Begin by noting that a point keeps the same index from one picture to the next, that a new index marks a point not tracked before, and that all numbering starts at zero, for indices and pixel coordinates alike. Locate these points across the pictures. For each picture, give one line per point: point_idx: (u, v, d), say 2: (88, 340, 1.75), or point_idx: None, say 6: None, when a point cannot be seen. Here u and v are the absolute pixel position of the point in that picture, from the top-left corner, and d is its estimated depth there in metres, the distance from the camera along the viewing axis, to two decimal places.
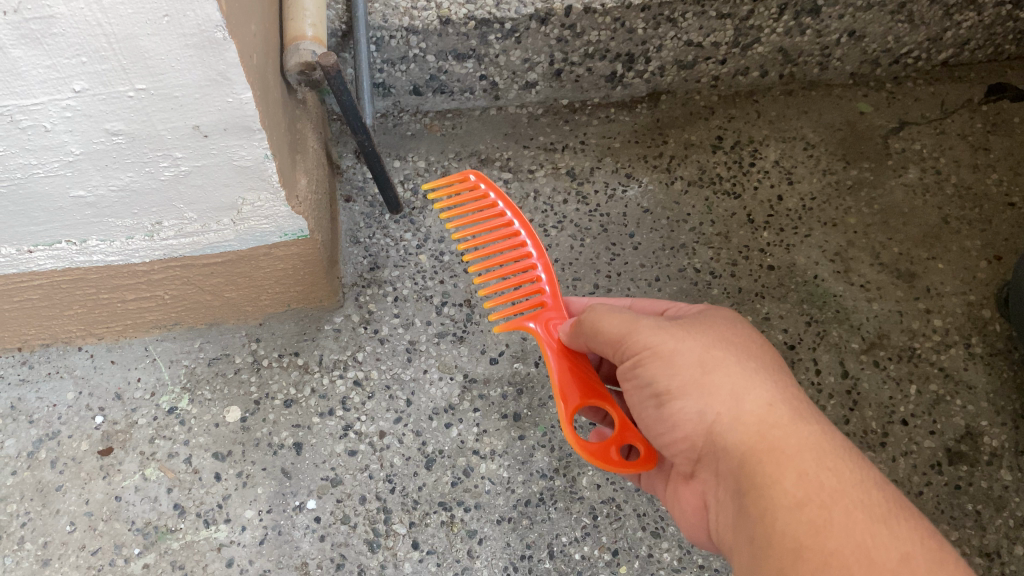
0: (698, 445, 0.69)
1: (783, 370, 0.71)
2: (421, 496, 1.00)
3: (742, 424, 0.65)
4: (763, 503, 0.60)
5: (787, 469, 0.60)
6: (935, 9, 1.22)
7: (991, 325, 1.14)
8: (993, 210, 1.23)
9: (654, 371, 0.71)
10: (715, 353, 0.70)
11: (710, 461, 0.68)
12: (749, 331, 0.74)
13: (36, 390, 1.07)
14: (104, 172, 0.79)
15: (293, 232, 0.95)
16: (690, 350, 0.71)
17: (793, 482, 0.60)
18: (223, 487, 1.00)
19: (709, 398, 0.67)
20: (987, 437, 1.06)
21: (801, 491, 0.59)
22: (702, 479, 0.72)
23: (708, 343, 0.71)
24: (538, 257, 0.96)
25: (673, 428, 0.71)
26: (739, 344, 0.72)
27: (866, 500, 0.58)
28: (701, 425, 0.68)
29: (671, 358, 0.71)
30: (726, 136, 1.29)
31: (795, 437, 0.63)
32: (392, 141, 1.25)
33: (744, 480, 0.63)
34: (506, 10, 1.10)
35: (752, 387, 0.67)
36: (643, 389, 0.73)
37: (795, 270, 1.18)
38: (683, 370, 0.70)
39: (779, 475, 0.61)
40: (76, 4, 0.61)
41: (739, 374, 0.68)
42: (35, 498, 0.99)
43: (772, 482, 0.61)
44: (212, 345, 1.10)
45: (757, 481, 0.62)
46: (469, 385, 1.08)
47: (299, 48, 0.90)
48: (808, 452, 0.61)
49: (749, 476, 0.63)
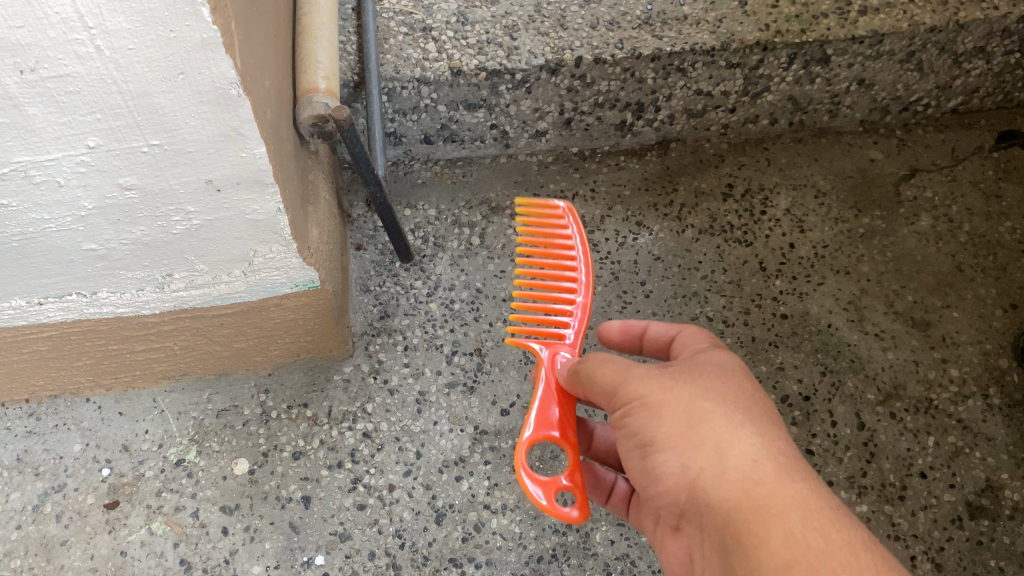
0: (683, 499, 0.67)
1: (773, 420, 0.68)
2: (431, 552, 0.99)
3: (726, 481, 0.63)
4: (748, 564, 0.58)
5: (772, 529, 0.58)
6: (944, 59, 1.22)
7: (1009, 374, 1.12)
8: (1008, 257, 1.22)
9: (641, 422, 0.69)
10: (703, 405, 0.67)
11: (694, 516, 0.66)
12: (739, 376, 0.71)
13: (43, 442, 1.06)
14: (116, 227, 0.79)
15: (304, 283, 0.95)
16: (677, 401, 0.68)
17: (779, 542, 0.57)
18: (230, 542, 0.99)
19: (694, 452, 0.65)
20: (1008, 491, 1.04)
21: (786, 552, 0.57)
22: (688, 533, 0.70)
23: (695, 393, 0.68)
24: (581, 298, 0.93)
25: (657, 481, 0.68)
26: (729, 393, 0.69)
27: (853, 562, 0.55)
28: (685, 479, 0.66)
29: (658, 409, 0.68)
30: (736, 184, 1.28)
31: (782, 495, 0.60)
32: (404, 189, 1.26)
33: (729, 538, 0.61)
34: (517, 61, 1.11)
35: (738, 441, 0.65)
36: (630, 439, 0.71)
37: (809, 319, 1.17)
38: (669, 422, 0.67)
39: (764, 535, 0.58)
40: (92, 64, 0.61)
41: (726, 428, 0.65)
42: (40, 554, 0.98)
43: (757, 542, 0.58)
44: (220, 396, 1.09)
45: (741, 542, 0.59)
46: (480, 437, 1.06)
47: (312, 100, 0.91)
48: (794, 511, 0.59)
49: (734, 536, 0.60)
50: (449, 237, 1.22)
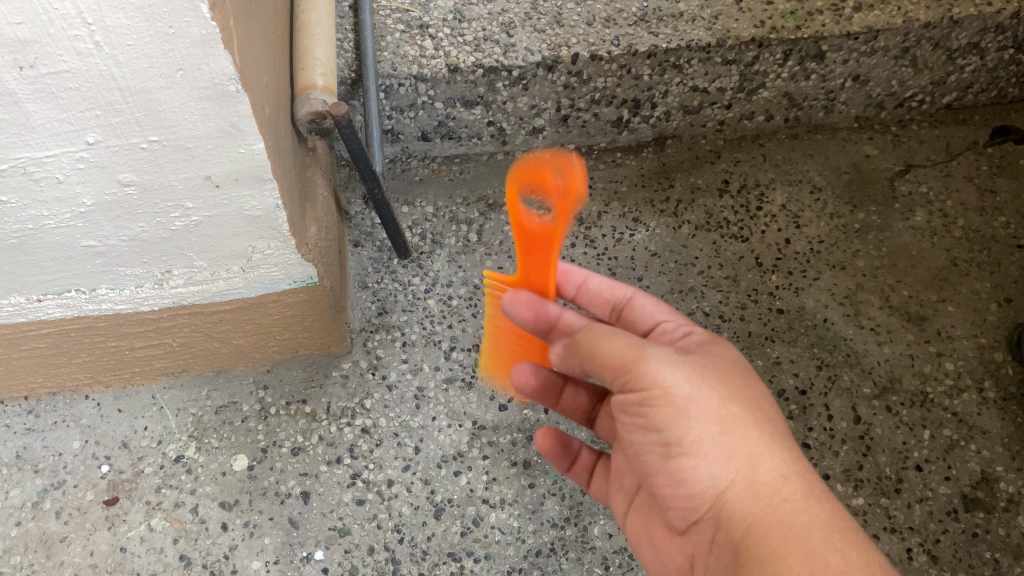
0: (695, 500, 0.68)
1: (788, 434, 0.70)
2: (430, 546, 0.99)
3: (749, 493, 0.64)
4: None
5: (794, 546, 0.60)
6: (938, 55, 1.23)
7: (1004, 368, 1.13)
8: (1002, 252, 1.23)
9: (663, 417, 0.67)
10: (730, 411, 0.67)
11: (705, 519, 0.67)
12: (756, 382, 0.72)
13: (42, 439, 1.06)
14: (116, 223, 0.79)
15: (303, 279, 0.95)
16: (705, 403, 0.67)
17: (801, 560, 0.59)
18: (229, 538, 0.99)
19: (719, 459, 0.66)
20: (1003, 483, 1.05)
21: (810, 570, 0.59)
22: (687, 528, 0.71)
23: (722, 396, 0.68)
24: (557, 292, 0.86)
25: (672, 478, 0.68)
26: (751, 401, 0.69)
27: None
28: (705, 483, 0.66)
29: (683, 407, 0.66)
30: (732, 180, 1.29)
31: (805, 515, 0.62)
32: (401, 186, 1.26)
33: (747, 549, 0.63)
34: (514, 58, 1.12)
35: (760, 455, 0.66)
36: (648, 433, 0.69)
37: (805, 314, 1.17)
38: (695, 424, 0.66)
39: (787, 552, 0.60)
40: (92, 60, 0.62)
41: (751, 438, 0.66)
42: (39, 550, 0.98)
43: (778, 557, 0.60)
44: (219, 393, 1.09)
45: (762, 555, 0.61)
46: (478, 432, 1.07)
47: (310, 97, 0.91)
48: (817, 532, 0.61)
49: (754, 548, 0.62)
50: (446, 233, 1.22)
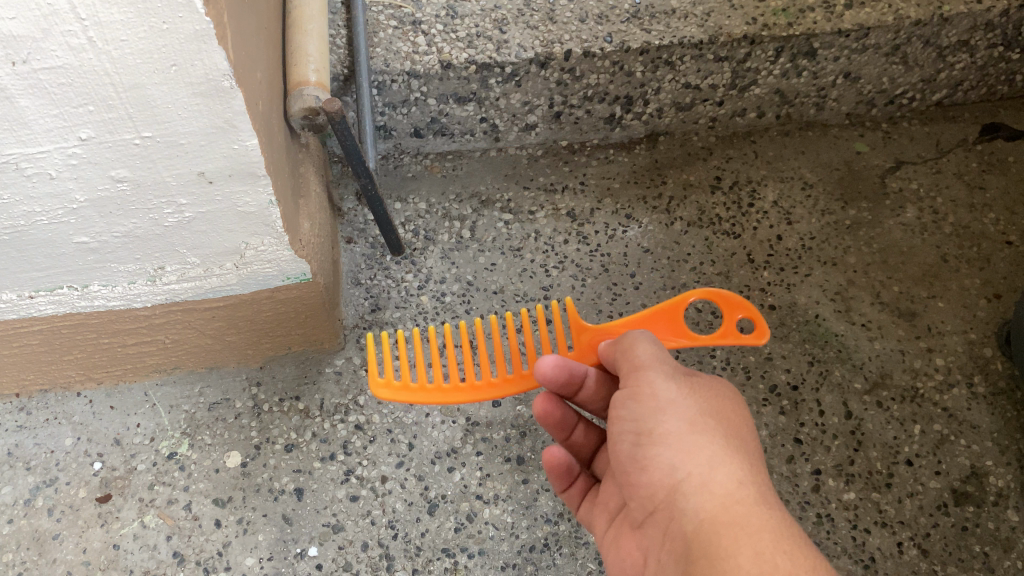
0: (657, 497, 0.69)
1: (760, 457, 0.72)
2: (424, 542, 0.99)
3: (709, 493, 0.65)
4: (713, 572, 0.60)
5: (743, 545, 0.60)
6: (929, 52, 1.24)
7: (993, 364, 1.14)
8: (991, 248, 1.23)
9: (644, 411, 0.71)
10: (707, 419, 0.71)
11: (664, 515, 0.69)
12: (741, 409, 0.75)
13: (33, 436, 1.06)
14: (108, 219, 0.79)
15: (296, 275, 0.95)
16: (685, 407, 0.71)
17: (749, 559, 0.59)
18: (223, 534, 0.99)
19: (686, 456, 0.68)
20: (992, 477, 1.05)
21: (755, 569, 0.59)
22: (648, 532, 0.73)
23: (703, 407, 0.72)
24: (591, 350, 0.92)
25: (640, 472, 0.71)
26: (730, 420, 0.73)
27: None
28: (669, 478, 0.68)
29: (664, 405, 0.71)
30: (724, 176, 1.29)
31: (759, 518, 0.63)
32: (394, 182, 1.26)
33: (697, 544, 0.63)
34: (506, 55, 1.12)
35: (728, 461, 0.68)
36: (626, 425, 0.73)
37: (797, 310, 1.18)
38: (671, 423, 0.70)
39: (736, 550, 0.60)
40: (85, 55, 0.61)
41: (721, 446, 0.69)
42: (32, 548, 0.98)
43: (726, 555, 0.61)
44: (212, 390, 1.09)
45: (710, 551, 0.62)
46: (471, 428, 1.07)
47: (303, 92, 0.91)
48: (767, 535, 0.61)
49: (704, 544, 0.63)
50: (439, 230, 1.22)
